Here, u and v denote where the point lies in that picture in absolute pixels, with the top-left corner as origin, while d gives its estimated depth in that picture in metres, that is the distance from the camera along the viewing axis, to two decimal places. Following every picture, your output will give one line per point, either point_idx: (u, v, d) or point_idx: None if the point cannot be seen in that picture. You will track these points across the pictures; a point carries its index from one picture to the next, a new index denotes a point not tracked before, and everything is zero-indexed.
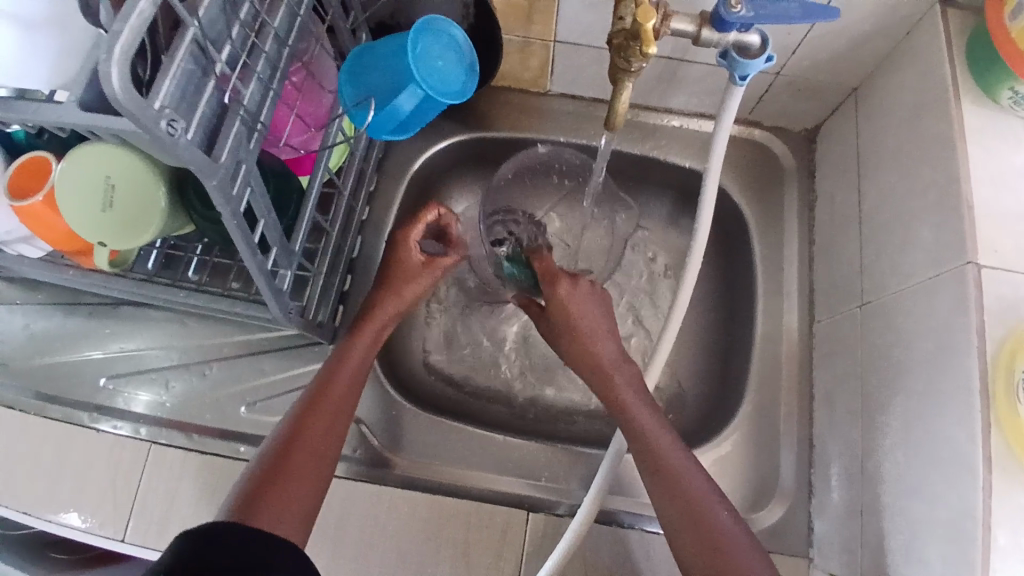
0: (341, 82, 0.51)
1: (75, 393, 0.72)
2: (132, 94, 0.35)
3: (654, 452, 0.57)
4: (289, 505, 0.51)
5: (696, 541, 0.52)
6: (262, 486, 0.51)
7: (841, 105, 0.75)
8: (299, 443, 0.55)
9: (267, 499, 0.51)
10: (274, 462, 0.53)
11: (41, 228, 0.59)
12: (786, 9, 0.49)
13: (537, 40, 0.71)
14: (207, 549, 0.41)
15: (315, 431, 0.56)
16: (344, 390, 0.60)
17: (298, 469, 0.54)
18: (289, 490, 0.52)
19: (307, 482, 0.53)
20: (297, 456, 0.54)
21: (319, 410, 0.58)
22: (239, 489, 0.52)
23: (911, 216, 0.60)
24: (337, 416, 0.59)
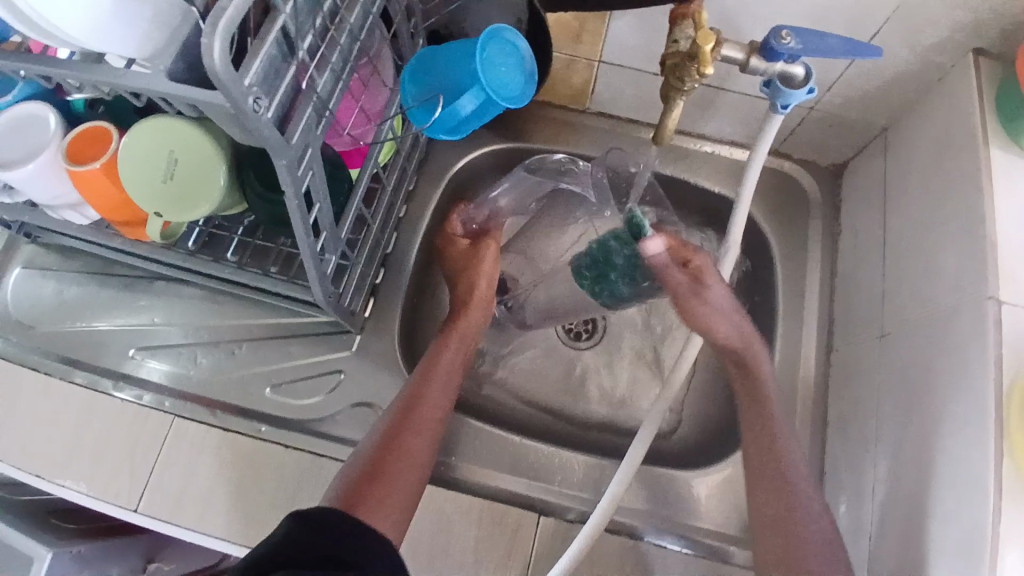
0: (405, 80, 0.56)
1: (101, 360, 0.73)
2: (229, 69, 0.38)
3: (768, 458, 0.61)
4: (388, 502, 0.56)
5: (773, 546, 0.57)
6: (363, 484, 0.56)
7: (870, 143, 0.77)
8: (398, 444, 0.59)
9: (367, 496, 0.55)
10: (375, 461, 0.58)
11: (94, 195, 0.60)
12: (832, 45, 0.52)
13: (583, 59, 0.74)
14: (306, 537, 0.47)
15: (415, 432, 0.61)
16: (439, 395, 0.64)
17: (397, 468, 0.58)
18: (389, 489, 0.56)
19: (406, 481, 0.58)
20: (396, 456, 0.59)
21: (417, 409, 0.62)
22: (346, 478, 0.57)
23: (936, 252, 0.62)
24: (433, 415, 0.63)
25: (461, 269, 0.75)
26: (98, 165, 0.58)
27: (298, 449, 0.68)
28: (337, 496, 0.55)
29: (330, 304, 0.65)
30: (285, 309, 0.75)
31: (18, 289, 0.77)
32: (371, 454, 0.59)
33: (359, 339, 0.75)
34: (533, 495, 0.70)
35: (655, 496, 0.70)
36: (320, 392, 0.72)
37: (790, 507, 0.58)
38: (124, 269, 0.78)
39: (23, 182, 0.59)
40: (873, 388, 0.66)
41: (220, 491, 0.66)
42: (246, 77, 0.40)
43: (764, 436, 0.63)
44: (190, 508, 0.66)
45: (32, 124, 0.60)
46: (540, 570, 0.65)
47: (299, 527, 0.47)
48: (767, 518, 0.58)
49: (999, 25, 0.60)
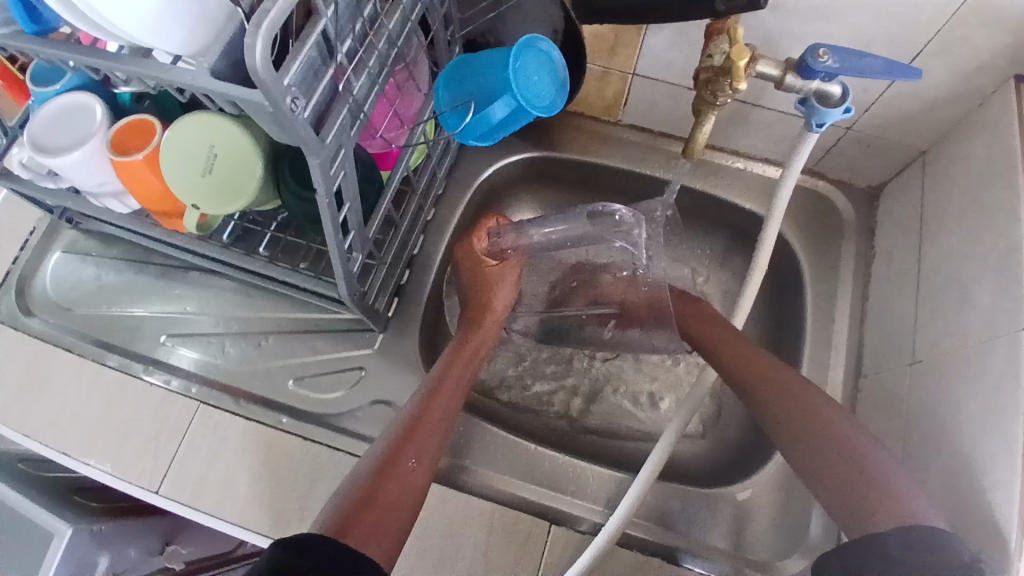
0: (439, 85, 0.57)
1: (134, 345, 0.76)
2: (269, 68, 0.39)
3: (817, 426, 0.59)
4: (382, 532, 0.52)
5: (850, 506, 0.53)
6: (357, 510, 0.52)
7: (908, 166, 0.76)
8: (395, 469, 0.56)
9: (361, 524, 0.51)
10: (371, 487, 0.54)
11: (138, 186, 0.62)
12: (871, 64, 0.52)
13: (617, 71, 0.75)
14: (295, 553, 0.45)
15: (411, 459, 0.58)
16: (436, 421, 0.62)
17: (393, 494, 0.54)
18: (383, 518, 0.52)
19: (399, 510, 0.54)
20: (392, 482, 0.55)
21: (416, 435, 0.60)
22: (335, 507, 0.53)
23: (971, 281, 0.60)
24: (429, 443, 0.60)
25: (480, 293, 0.76)
26: (140, 156, 0.59)
27: (317, 442, 0.69)
28: (325, 524, 0.50)
29: (355, 302, 0.66)
30: (312, 305, 0.77)
31: (60, 272, 0.80)
32: (366, 479, 0.55)
33: (382, 338, 0.76)
34: (547, 504, 0.70)
35: (669, 513, 0.70)
36: (341, 388, 0.74)
37: (853, 467, 0.55)
38: (161, 258, 0.81)
39: (69, 168, 0.62)
40: (900, 417, 0.65)
41: (239, 478, 0.68)
42: (285, 77, 0.41)
43: (811, 412, 0.60)
44: (209, 494, 0.67)
45: (79, 114, 0.62)
46: None
47: (291, 554, 0.45)
48: (849, 510, 0.53)
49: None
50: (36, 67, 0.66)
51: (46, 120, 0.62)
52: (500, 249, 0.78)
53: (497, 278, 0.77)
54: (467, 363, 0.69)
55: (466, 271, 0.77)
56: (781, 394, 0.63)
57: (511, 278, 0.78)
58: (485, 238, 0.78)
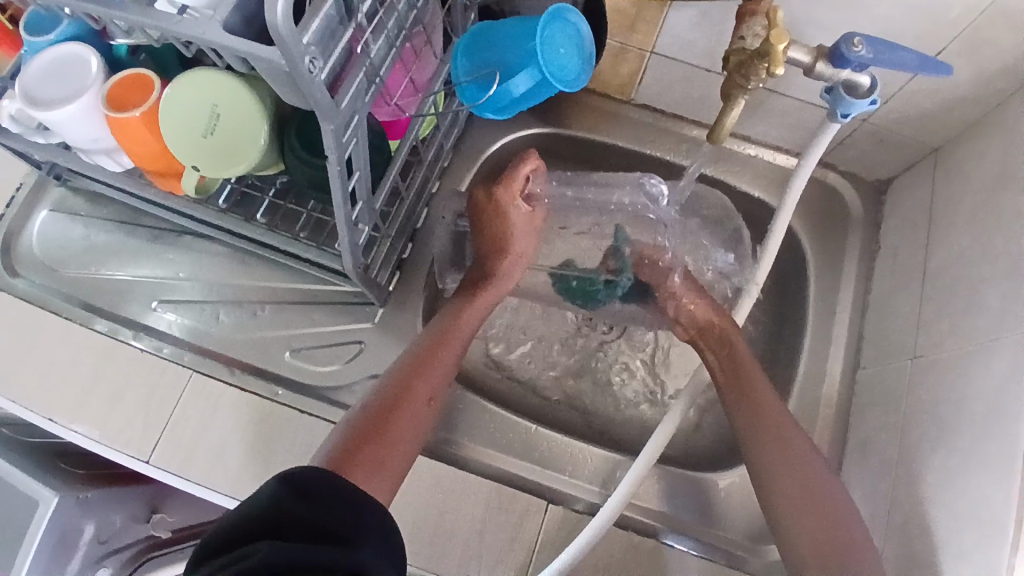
0: (459, 53, 0.55)
1: (124, 310, 0.73)
2: (289, 25, 0.37)
3: (792, 456, 0.59)
4: (387, 463, 0.55)
5: (816, 543, 0.55)
6: (362, 441, 0.55)
7: (919, 162, 0.75)
8: (403, 406, 0.58)
9: (362, 459, 0.54)
10: (379, 417, 0.57)
11: (132, 143, 0.59)
12: (905, 58, 0.51)
13: (635, 48, 0.72)
14: (292, 500, 0.45)
15: (424, 396, 0.60)
16: (446, 361, 0.63)
17: (400, 429, 0.57)
18: (389, 449, 0.56)
19: (405, 448, 0.57)
20: (400, 417, 0.58)
21: (428, 368, 0.62)
22: (342, 434, 0.56)
23: (979, 282, 0.61)
24: (441, 378, 0.62)
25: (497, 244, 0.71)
26: (138, 113, 0.56)
27: (315, 416, 0.68)
28: (332, 453, 0.54)
29: (359, 275, 0.64)
30: (311, 276, 0.75)
31: (46, 230, 0.77)
32: (375, 408, 0.58)
33: (382, 312, 0.74)
34: (543, 483, 0.70)
35: (662, 494, 0.70)
36: (339, 361, 0.72)
37: (824, 510, 0.56)
38: (152, 221, 0.77)
39: (63, 124, 0.59)
40: (898, 412, 0.65)
41: (231, 450, 0.66)
42: (304, 36, 0.39)
43: (782, 442, 0.60)
44: (201, 464, 0.66)
45: (72, 65, 0.58)
46: (543, 559, 0.65)
47: (289, 496, 0.45)
48: (822, 547, 0.54)
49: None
50: (28, 14, 0.62)
51: (38, 70, 0.58)
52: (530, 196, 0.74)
53: (518, 225, 0.72)
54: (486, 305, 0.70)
55: (491, 216, 0.71)
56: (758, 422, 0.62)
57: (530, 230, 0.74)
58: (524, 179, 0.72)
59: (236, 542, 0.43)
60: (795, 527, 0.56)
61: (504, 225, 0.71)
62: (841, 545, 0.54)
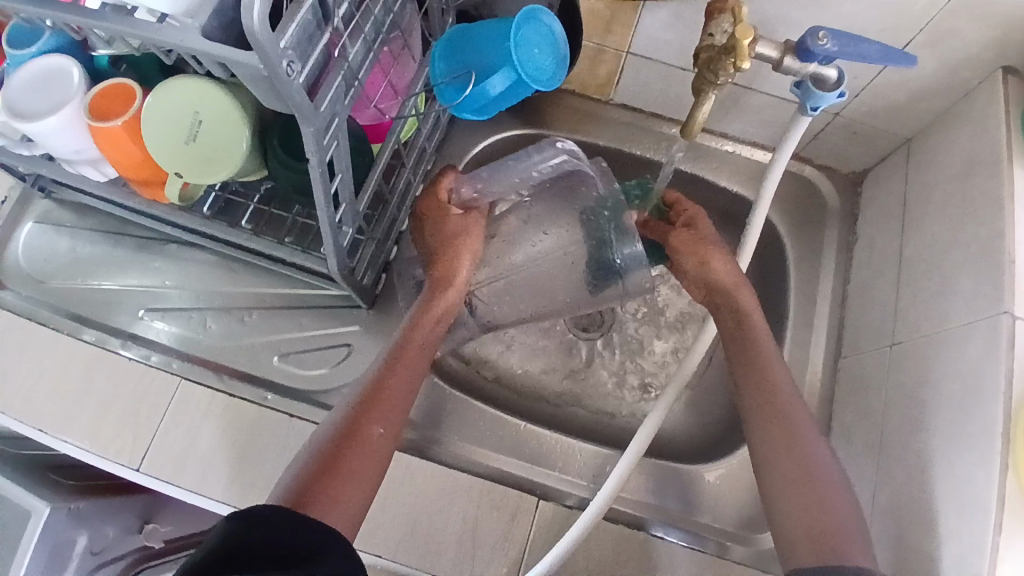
0: (436, 56, 0.56)
1: (112, 320, 0.74)
2: (266, 29, 0.37)
3: (791, 435, 0.59)
4: (345, 495, 0.53)
5: (805, 528, 0.54)
6: (312, 483, 0.52)
7: (892, 154, 0.77)
8: (356, 440, 0.55)
9: (315, 495, 0.52)
10: (330, 452, 0.54)
11: (115, 152, 0.60)
12: (869, 50, 0.52)
13: (612, 49, 0.74)
14: (251, 531, 0.43)
15: (377, 426, 0.57)
16: (400, 391, 0.60)
17: (355, 462, 0.54)
18: (345, 485, 0.53)
19: (361, 483, 0.54)
20: (353, 452, 0.55)
21: (381, 398, 0.59)
22: (293, 478, 0.53)
23: (953, 267, 0.62)
24: (397, 405, 0.59)
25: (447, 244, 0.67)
26: (120, 123, 0.57)
27: (304, 419, 0.68)
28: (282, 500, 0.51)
29: (344, 277, 0.65)
30: (297, 280, 0.75)
31: (32, 243, 0.77)
32: (327, 445, 0.55)
33: (369, 315, 0.75)
34: (535, 480, 0.71)
35: (651, 488, 0.71)
36: (327, 365, 0.73)
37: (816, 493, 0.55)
38: (138, 230, 0.78)
39: (47, 135, 0.59)
40: (879, 397, 0.67)
41: (222, 455, 0.66)
42: (282, 40, 0.40)
43: (783, 419, 0.60)
44: (192, 470, 0.66)
45: (53, 76, 0.59)
46: (536, 553, 0.65)
47: (241, 526, 0.43)
48: (813, 530, 0.53)
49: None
50: (9, 28, 0.63)
51: (20, 83, 0.59)
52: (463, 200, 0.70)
53: (459, 225, 0.68)
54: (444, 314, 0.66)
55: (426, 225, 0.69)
56: (765, 401, 0.61)
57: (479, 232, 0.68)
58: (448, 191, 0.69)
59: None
60: (784, 510, 0.56)
61: (441, 226, 0.68)
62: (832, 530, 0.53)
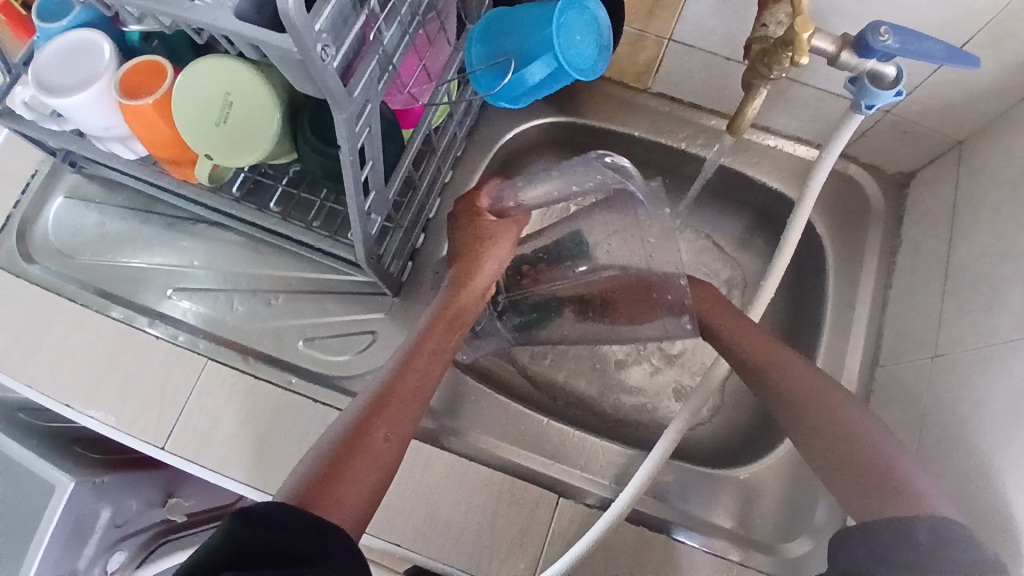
0: (473, 40, 0.54)
1: (139, 297, 0.74)
2: (301, 11, 0.36)
3: (837, 422, 0.58)
4: (348, 501, 0.49)
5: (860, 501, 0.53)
6: (318, 482, 0.49)
7: (944, 155, 0.73)
8: (365, 443, 0.52)
9: (319, 497, 0.48)
10: (335, 454, 0.51)
11: (144, 131, 0.59)
12: (931, 48, 0.49)
13: (653, 35, 0.71)
14: (258, 535, 0.42)
15: (383, 432, 0.54)
16: (411, 392, 0.57)
17: (361, 465, 0.51)
18: (351, 486, 0.50)
19: (365, 487, 0.50)
20: (360, 454, 0.52)
21: (391, 403, 0.56)
22: (299, 478, 0.50)
23: (1007, 280, 0.59)
24: (407, 412, 0.56)
25: (474, 245, 0.68)
26: (150, 100, 0.56)
27: (327, 405, 0.68)
28: (287, 497, 0.48)
29: (371, 265, 0.64)
30: (322, 265, 0.75)
31: (62, 218, 0.77)
32: (333, 448, 0.52)
33: (395, 302, 0.74)
34: (554, 477, 0.69)
35: (675, 491, 0.69)
36: (351, 351, 0.72)
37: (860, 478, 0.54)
38: (166, 208, 0.78)
39: (77, 111, 0.59)
40: (917, 410, 0.64)
41: (244, 437, 0.67)
42: (316, 23, 0.38)
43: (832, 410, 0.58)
44: (214, 451, 0.66)
45: (84, 52, 0.58)
46: (553, 551, 0.65)
47: (246, 525, 0.42)
48: (865, 501, 0.52)
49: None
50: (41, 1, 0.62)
51: (51, 57, 0.58)
52: (500, 209, 0.70)
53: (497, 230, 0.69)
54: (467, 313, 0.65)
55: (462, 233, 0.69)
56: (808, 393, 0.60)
57: (508, 241, 0.70)
58: (488, 196, 0.70)
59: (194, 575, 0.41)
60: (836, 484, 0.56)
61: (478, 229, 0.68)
62: (881, 500, 0.51)
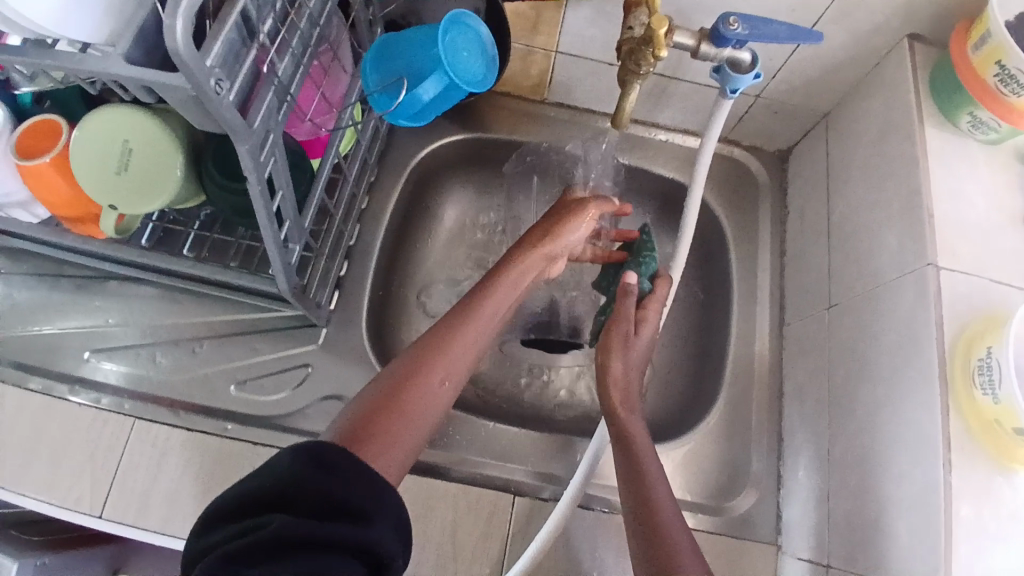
0: (367, 66, 0.56)
1: (57, 364, 0.71)
2: (189, 47, 0.37)
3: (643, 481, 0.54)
4: (402, 441, 0.49)
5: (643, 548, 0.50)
6: (370, 417, 0.49)
7: (813, 128, 0.82)
8: (419, 384, 0.52)
9: (375, 434, 0.48)
10: (389, 394, 0.51)
11: (43, 190, 0.58)
12: (776, 30, 0.56)
13: (540, 50, 0.76)
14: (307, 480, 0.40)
15: (441, 376, 0.54)
16: (469, 340, 0.57)
17: (416, 407, 0.51)
18: (404, 425, 0.49)
19: (418, 431, 0.50)
20: (414, 395, 0.51)
21: (448, 346, 0.56)
22: (350, 413, 0.50)
23: (877, 227, 0.66)
24: (462, 358, 0.56)
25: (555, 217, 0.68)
26: (47, 159, 0.56)
27: (267, 446, 0.67)
28: (338, 433, 0.47)
29: (297, 296, 0.64)
30: (247, 305, 0.74)
31: None
32: (387, 383, 0.52)
33: (326, 332, 0.74)
34: (510, 477, 0.71)
35: None
36: (286, 388, 0.71)
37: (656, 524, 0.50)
38: (76, 270, 0.75)
39: None
40: (824, 357, 0.70)
41: (188, 490, 0.65)
42: (207, 58, 0.40)
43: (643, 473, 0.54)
44: (156, 510, 0.64)
45: None
46: (516, 550, 0.66)
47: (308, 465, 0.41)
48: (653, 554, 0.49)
49: (937, 8, 0.64)
50: None
51: None
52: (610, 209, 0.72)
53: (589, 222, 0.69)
54: (540, 260, 0.65)
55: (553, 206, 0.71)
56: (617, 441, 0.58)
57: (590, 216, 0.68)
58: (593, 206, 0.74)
59: (245, 508, 0.40)
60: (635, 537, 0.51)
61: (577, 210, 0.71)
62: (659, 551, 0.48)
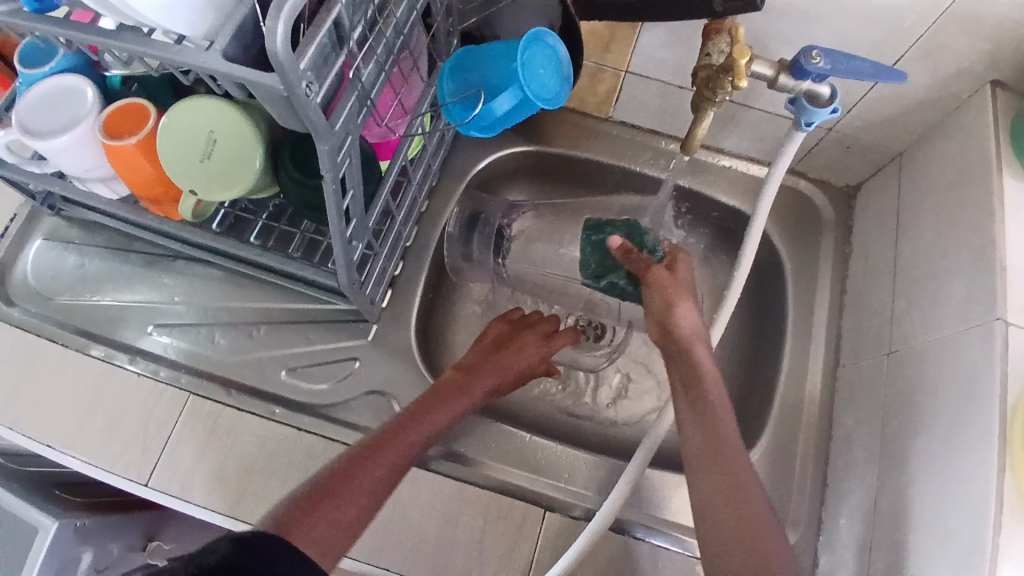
0: (444, 75, 0.58)
1: (121, 335, 0.74)
2: (287, 51, 0.39)
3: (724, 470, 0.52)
4: (333, 529, 0.48)
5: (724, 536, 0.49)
6: (308, 502, 0.49)
7: (885, 167, 0.79)
8: (359, 475, 0.53)
9: (309, 519, 0.48)
10: (327, 482, 0.51)
11: (126, 169, 0.61)
12: (859, 67, 0.54)
13: (610, 68, 0.76)
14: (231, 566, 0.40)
15: (381, 468, 0.54)
16: (413, 443, 0.59)
17: (353, 496, 0.51)
18: (338, 514, 0.49)
19: (353, 521, 0.50)
20: (354, 484, 0.52)
21: (387, 447, 0.56)
22: (286, 500, 0.50)
23: (945, 274, 0.64)
24: (403, 459, 0.57)
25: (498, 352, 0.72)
26: (134, 141, 0.59)
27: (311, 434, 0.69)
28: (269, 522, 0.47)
29: (353, 291, 0.66)
30: (304, 295, 0.76)
31: (40, 261, 0.78)
32: (330, 471, 0.52)
33: (375, 328, 0.76)
34: (540, 492, 0.71)
35: (660, 498, 0.71)
36: (332, 379, 0.73)
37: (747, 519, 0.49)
38: (145, 246, 0.79)
39: (59, 154, 0.61)
40: (878, 403, 0.68)
41: (231, 468, 0.67)
42: (302, 61, 0.41)
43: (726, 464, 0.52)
44: (199, 485, 0.66)
45: (67, 96, 0.61)
46: (542, 564, 0.66)
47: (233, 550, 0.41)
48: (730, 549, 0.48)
49: None
50: (24, 45, 0.65)
51: (34, 102, 0.61)
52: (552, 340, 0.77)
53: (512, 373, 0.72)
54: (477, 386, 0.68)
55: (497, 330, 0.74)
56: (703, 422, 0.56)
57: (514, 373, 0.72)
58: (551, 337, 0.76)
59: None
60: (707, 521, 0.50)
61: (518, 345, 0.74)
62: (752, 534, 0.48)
